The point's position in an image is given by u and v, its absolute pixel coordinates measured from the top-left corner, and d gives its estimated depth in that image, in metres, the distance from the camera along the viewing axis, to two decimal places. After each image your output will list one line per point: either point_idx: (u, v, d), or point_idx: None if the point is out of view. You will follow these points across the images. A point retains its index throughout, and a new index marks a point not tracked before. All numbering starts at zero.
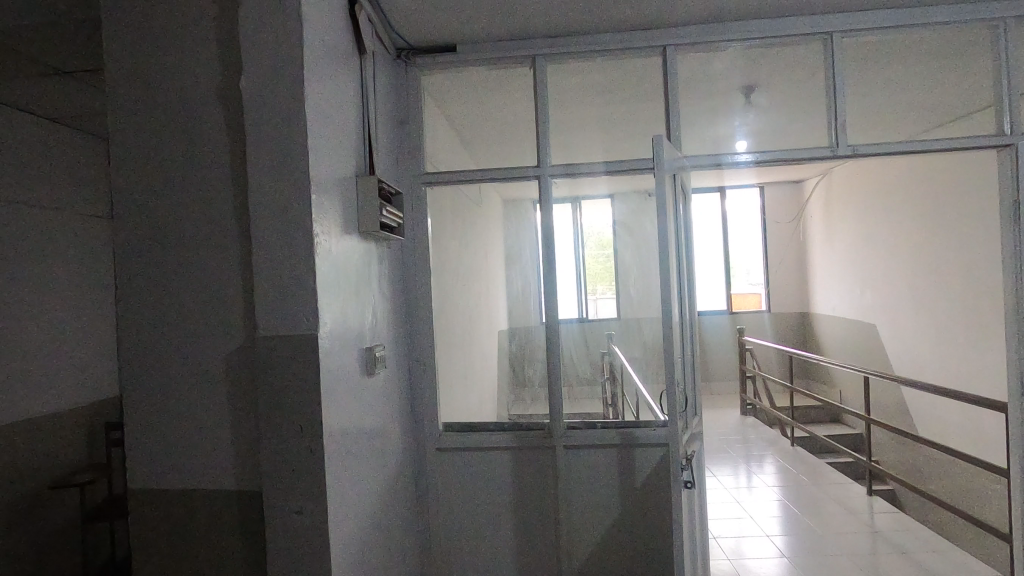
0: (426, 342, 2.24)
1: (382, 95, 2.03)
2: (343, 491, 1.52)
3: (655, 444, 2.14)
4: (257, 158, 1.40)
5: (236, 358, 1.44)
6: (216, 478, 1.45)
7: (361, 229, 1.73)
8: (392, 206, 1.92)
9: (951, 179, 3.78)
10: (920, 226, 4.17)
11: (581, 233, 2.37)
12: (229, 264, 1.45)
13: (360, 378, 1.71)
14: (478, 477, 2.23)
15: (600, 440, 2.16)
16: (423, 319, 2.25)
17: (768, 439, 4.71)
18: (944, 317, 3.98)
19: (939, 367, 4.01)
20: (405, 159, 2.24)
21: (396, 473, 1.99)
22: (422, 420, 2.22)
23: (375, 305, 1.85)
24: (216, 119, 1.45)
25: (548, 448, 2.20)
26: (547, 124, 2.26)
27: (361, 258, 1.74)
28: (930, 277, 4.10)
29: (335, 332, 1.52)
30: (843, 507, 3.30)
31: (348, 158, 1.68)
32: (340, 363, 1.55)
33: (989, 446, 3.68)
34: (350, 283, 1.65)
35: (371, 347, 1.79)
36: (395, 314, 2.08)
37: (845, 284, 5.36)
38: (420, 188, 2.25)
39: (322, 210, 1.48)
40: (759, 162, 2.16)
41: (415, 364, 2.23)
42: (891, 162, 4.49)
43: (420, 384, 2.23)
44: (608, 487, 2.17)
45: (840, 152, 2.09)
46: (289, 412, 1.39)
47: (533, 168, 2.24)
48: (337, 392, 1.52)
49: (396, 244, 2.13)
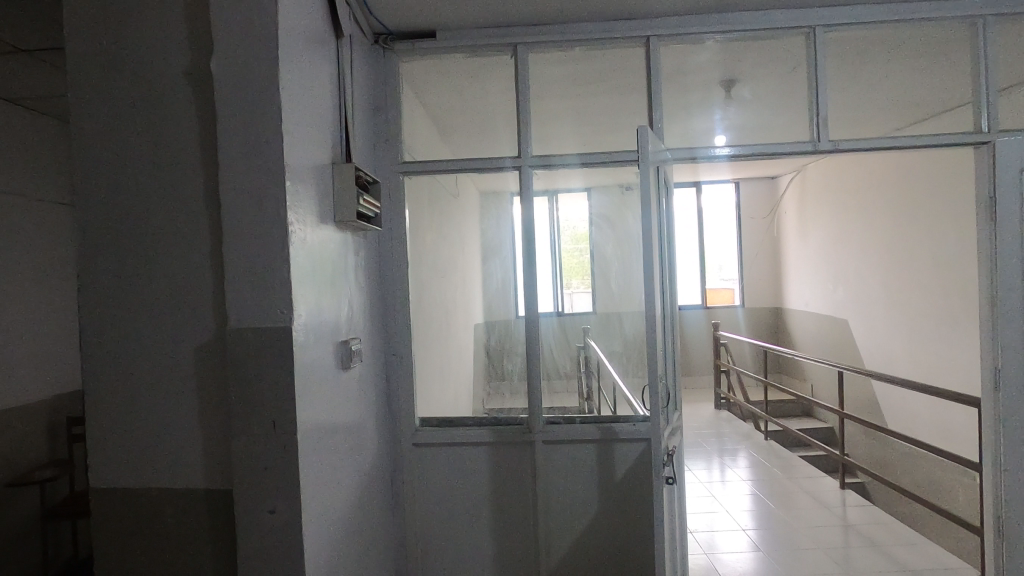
0: (404, 335, 2.19)
1: (359, 81, 1.97)
2: (318, 489, 1.47)
3: (634, 439, 2.13)
4: (229, 143, 1.34)
5: (205, 353, 1.38)
6: (184, 477, 1.39)
7: (337, 219, 1.68)
8: (369, 196, 1.87)
9: (924, 177, 3.83)
10: (893, 223, 4.22)
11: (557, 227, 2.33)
12: (198, 254, 1.38)
13: (336, 373, 1.66)
14: (456, 473, 2.19)
15: (579, 435, 2.14)
16: (400, 312, 2.20)
17: (742, 433, 4.75)
18: (915, 312, 4.05)
19: (910, 362, 4.08)
20: (382, 148, 2.18)
21: (371, 469, 1.95)
22: (399, 415, 2.18)
23: (351, 297, 1.80)
24: (185, 102, 1.39)
25: (526, 443, 2.17)
26: (527, 114, 2.22)
27: (337, 249, 1.69)
28: (901, 273, 4.16)
29: (310, 325, 1.47)
30: (816, 501, 3.34)
31: (324, 146, 1.62)
32: (315, 357, 1.50)
33: (957, 439, 3.76)
34: (326, 275, 1.60)
35: (347, 340, 1.74)
36: (372, 306, 2.03)
37: (817, 280, 5.43)
38: (397, 178, 2.20)
39: (297, 197, 1.42)
40: (739, 156, 2.15)
41: (392, 358, 2.18)
42: (865, 160, 4.54)
43: (397, 378, 2.18)
44: (587, 483, 2.15)
45: (821, 148, 2.10)
46: (261, 408, 1.34)
47: (511, 159, 2.20)
48: (313, 387, 1.48)
49: (373, 236, 2.07)
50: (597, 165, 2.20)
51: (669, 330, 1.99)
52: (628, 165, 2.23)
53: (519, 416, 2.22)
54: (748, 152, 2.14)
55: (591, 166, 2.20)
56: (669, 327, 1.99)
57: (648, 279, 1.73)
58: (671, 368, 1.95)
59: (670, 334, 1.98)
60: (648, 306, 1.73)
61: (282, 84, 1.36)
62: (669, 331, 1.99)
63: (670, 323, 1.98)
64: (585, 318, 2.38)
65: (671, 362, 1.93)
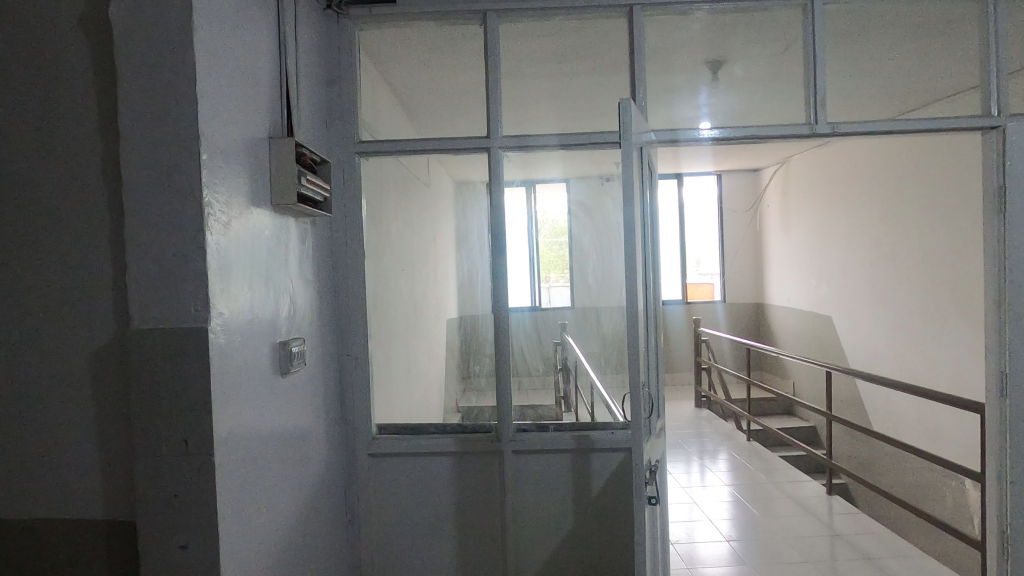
0: (359, 334, 1.98)
1: (307, 46, 1.74)
2: (245, 516, 1.26)
3: (612, 448, 1.94)
4: (133, 107, 1.13)
5: (105, 358, 1.16)
6: (79, 504, 1.16)
7: (274, 202, 1.46)
8: (316, 176, 1.66)
9: (915, 169, 3.68)
10: (881, 217, 4.08)
11: (534, 218, 2.11)
12: (95, 240, 1.16)
13: (270, 380, 1.44)
14: (416, 485, 1.98)
15: (552, 444, 1.95)
16: (356, 308, 1.98)
17: (723, 433, 4.59)
18: (901, 310, 3.92)
19: (896, 360, 3.96)
20: (336, 124, 1.96)
21: (318, 484, 1.73)
22: (354, 421, 1.97)
23: (292, 290, 1.59)
24: (79, 56, 1.16)
25: (494, 452, 1.97)
26: (498, 89, 2.02)
27: (273, 237, 1.46)
28: (889, 269, 4.02)
29: (236, 323, 1.25)
30: (801, 507, 3.18)
31: (258, 115, 1.40)
32: (242, 363, 1.28)
33: (945, 441, 3.63)
34: (257, 266, 1.37)
35: (288, 341, 1.52)
36: (319, 302, 1.81)
37: (800, 276, 5.29)
38: (352, 158, 1.97)
39: (218, 172, 1.20)
40: (729, 139, 1.96)
41: (346, 359, 1.97)
42: (852, 150, 4.39)
43: (352, 382, 1.97)
44: (561, 496, 1.96)
45: (819, 132, 1.91)
46: (170, 424, 1.12)
47: (481, 140, 2.01)
48: (237, 397, 1.25)
49: (322, 222, 1.85)
50: (578, 147, 2.02)
51: (653, 332, 1.79)
52: (608, 147, 2.03)
53: (487, 422, 2.03)
54: (739, 135, 1.95)
55: (571, 147, 2.01)
56: (652, 329, 1.80)
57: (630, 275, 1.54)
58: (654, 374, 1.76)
59: (653, 336, 1.79)
60: (630, 306, 1.54)
61: (198, 36, 1.14)
62: (652, 332, 1.80)
63: (654, 323, 1.79)
64: (563, 313, 2.08)
65: (655, 368, 1.74)
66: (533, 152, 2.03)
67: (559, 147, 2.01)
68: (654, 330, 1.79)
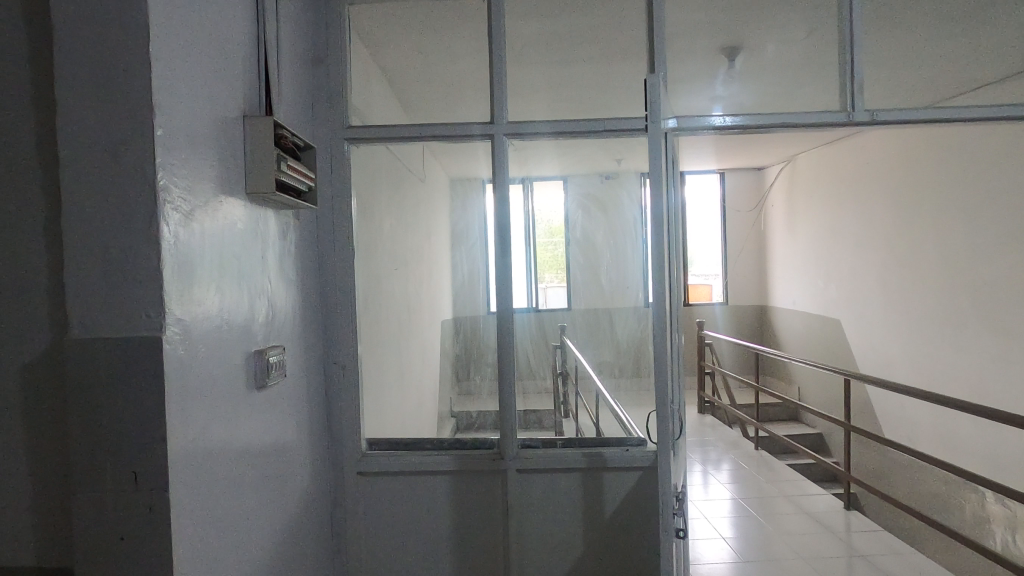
0: (348, 340, 1.78)
1: (290, 18, 1.55)
2: (211, 556, 1.07)
3: (627, 467, 1.76)
4: (74, 72, 0.94)
5: (39, 376, 0.97)
6: (7, 547, 0.98)
7: (249, 191, 1.27)
8: (297, 163, 1.46)
9: (933, 167, 3.53)
10: (895, 216, 3.92)
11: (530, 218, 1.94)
12: (28, 234, 0.97)
13: (243, 395, 1.24)
14: (410, 508, 1.79)
15: (560, 462, 1.76)
16: (343, 312, 1.78)
17: (728, 441, 4.42)
18: (917, 314, 3.76)
19: (911, 367, 3.79)
20: (322, 108, 1.76)
21: (300, 509, 1.54)
22: (341, 436, 1.78)
23: (270, 291, 1.40)
24: (10, 14, 0.97)
25: (497, 471, 1.78)
26: (503, 70, 1.82)
27: (246, 230, 1.28)
28: (903, 271, 3.86)
29: (201, 331, 1.07)
30: (817, 521, 3.01)
31: (230, 90, 1.21)
32: (206, 379, 1.08)
33: (963, 451, 3.48)
34: (227, 265, 1.18)
35: (264, 349, 1.33)
36: (301, 304, 1.62)
37: (807, 278, 5.13)
38: (340, 145, 1.77)
39: (178, 153, 1.01)
40: (755, 127, 1.79)
41: (333, 369, 1.77)
42: (864, 146, 4.22)
43: (339, 394, 1.77)
44: (570, 520, 1.77)
45: (856, 120, 1.73)
46: (117, 452, 0.94)
47: (482, 126, 1.81)
48: (201, 418, 1.06)
49: (306, 216, 1.66)
50: (571, 134, 1.80)
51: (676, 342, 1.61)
52: (628, 134, 1.81)
53: (489, 437, 1.84)
54: (768, 123, 1.76)
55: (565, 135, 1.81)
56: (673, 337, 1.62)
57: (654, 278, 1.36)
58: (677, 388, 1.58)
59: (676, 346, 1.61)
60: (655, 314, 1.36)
61: None
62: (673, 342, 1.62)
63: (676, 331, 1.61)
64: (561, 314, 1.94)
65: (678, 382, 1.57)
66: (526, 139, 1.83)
67: (552, 135, 1.81)
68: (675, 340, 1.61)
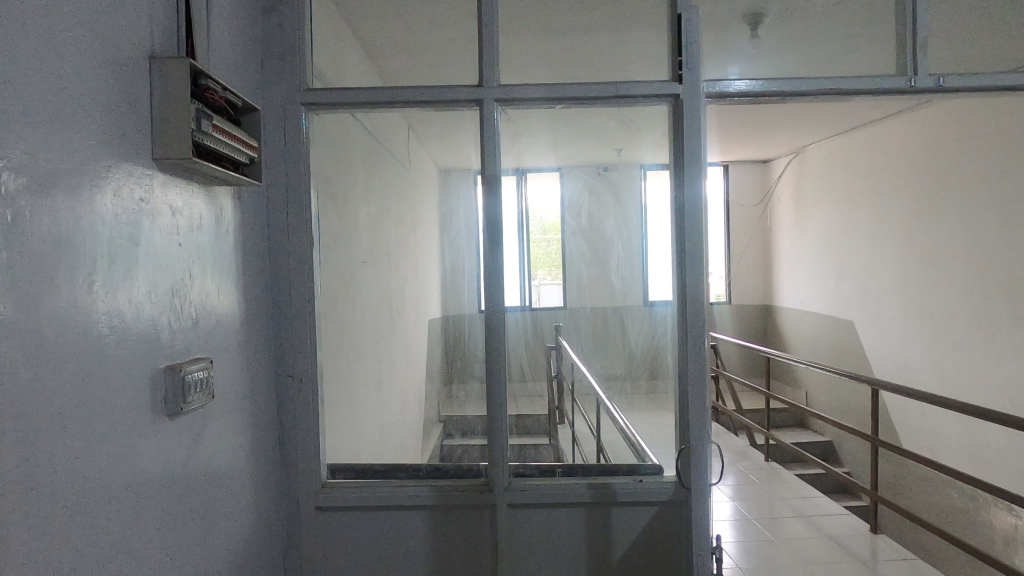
0: (304, 347, 1.47)
1: None
2: None
3: (640, 501, 1.47)
4: None
5: None
6: None
7: (156, 158, 0.97)
8: (230, 124, 1.15)
9: (964, 157, 3.25)
10: (917, 210, 3.65)
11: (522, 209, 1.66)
12: None
13: (143, 428, 0.94)
14: (379, 549, 1.49)
15: (560, 495, 1.47)
16: (300, 313, 1.47)
17: (735, 450, 4.15)
18: (942, 316, 3.48)
19: (934, 372, 3.52)
20: (274, 66, 1.45)
21: (238, 559, 1.24)
22: (295, 462, 1.47)
23: (193, 287, 1.10)
24: None
25: (484, 506, 1.48)
26: (494, 20, 1.50)
27: (153, 206, 0.97)
28: (926, 270, 3.59)
29: (62, 348, 0.77)
30: (839, 541, 2.74)
31: (124, 20, 0.90)
32: (63, 416, 0.77)
33: (994, 466, 3.20)
34: (116, 253, 0.88)
35: (181, 365, 1.03)
36: (243, 305, 1.32)
37: (817, 276, 4.87)
38: (295, 111, 1.46)
39: (14, 90, 0.70)
40: (796, 91, 1.48)
41: (286, 383, 1.47)
42: (884, 136, 3.94)
43: (294, 415, 1.47)
44: (571, 563, 1.48)
45: (920, 86, 1.45)
46: None
47: (468, 89, 1.49)
48: (54, 471, 0.76)
49: (250, 195, 1.35)
50: (571, 100, 1.48)
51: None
52: (642, 102, 1.49)
53: (476, 463, 1.54)
54: (811, 88, 1.47)
55: (562, 102, 1.49)
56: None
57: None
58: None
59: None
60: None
61: None
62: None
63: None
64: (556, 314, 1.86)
65: None
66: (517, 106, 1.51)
67: (546, 102, 1.49)
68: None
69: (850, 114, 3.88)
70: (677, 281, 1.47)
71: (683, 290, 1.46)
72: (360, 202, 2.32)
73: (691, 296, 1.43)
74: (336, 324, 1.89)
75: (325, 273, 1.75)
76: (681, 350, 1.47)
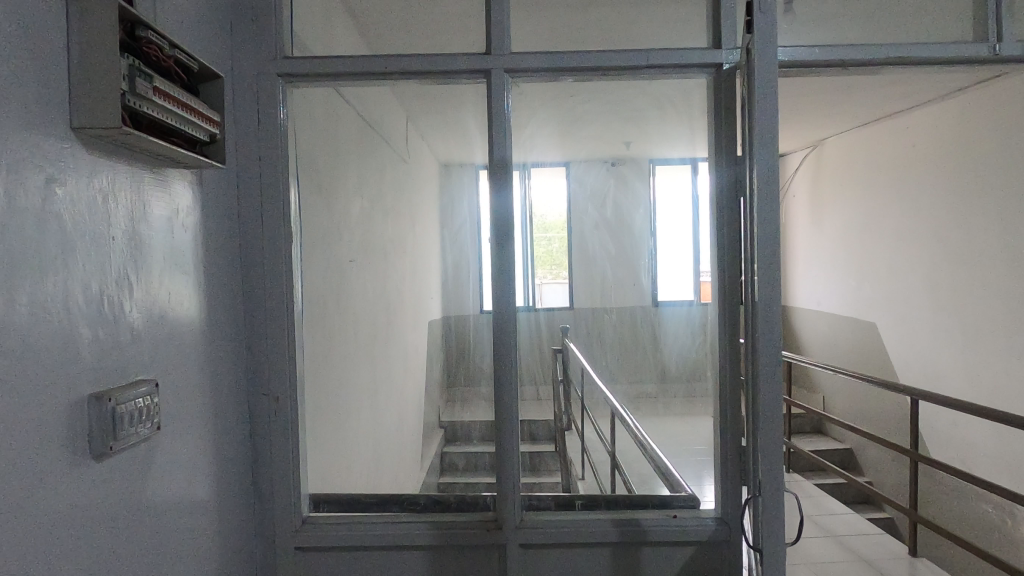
0: (281, 359, 1.25)
1: None
2: None
3: (674, 542, 1.25)
4: None
5: None
6: None
7: (78, 126, 0.75)
8: (186, 92, 0.94)
9: (1001, 149, 3.04)
10: (947, 206, 3.43)
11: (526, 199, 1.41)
12: None
13: (59, 473, 0.72)
14: None
15: (581, 534, 1.25)
16: (277, 321, 1.25)
17: None
18: (975, 317, 3.27)
19: (967, 378, 3.31)
20: (244, 30, 1.23)
21: None
22: (271, 495, 1.26)
23: (134, 291, 0.88)
24: None
25: (493, 546, 1.27)
26: None
27: (74, 187, 0.76)
28: (958, 267, 3.38)
29: None
30: (871, 562, 2.53)
31: None
32: None
33: None
34: (12, 247, 0.66)
35: (115, 391, 0.81)
36: (206, 311, 1.10)
37: (836, 275, 4.66)
38: (270, 83, 1.24)
39: None
40: (858, 61, 1.27)
41: (261, 403, 1.25)
42: (910, 128, 3.72)
43: (270, 441, 1.26)
44: None
45: (1004, 54, 1.24)
46: None
47: (474, 57, 1.27)
48: None
49: (215, 182, 1.14)
50: (593, 72, 1.27)
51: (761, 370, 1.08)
52: (677, 74, 1.27)
53: (482, 494, 1.33)
54: (875, 56, 1.26)
55: (583, 74, 1.27)
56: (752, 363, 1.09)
57: (761, 282, 0.81)
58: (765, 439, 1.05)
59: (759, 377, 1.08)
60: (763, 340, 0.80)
61: None
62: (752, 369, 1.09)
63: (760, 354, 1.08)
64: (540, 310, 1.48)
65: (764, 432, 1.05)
66: (530, 79, 1.30)
67: (565, 73, 1.27)
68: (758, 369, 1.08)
69: (875, 106, 3.68)
70: (719, 282, 1.26)
71: (728, 291, 1.25)
72: (353, 196, 2.11)
73: (734, 298, 1.24)
74: (322, 332, 1.67)
75: (309, 274, 1.53)
76: (726, 363, 1.25)
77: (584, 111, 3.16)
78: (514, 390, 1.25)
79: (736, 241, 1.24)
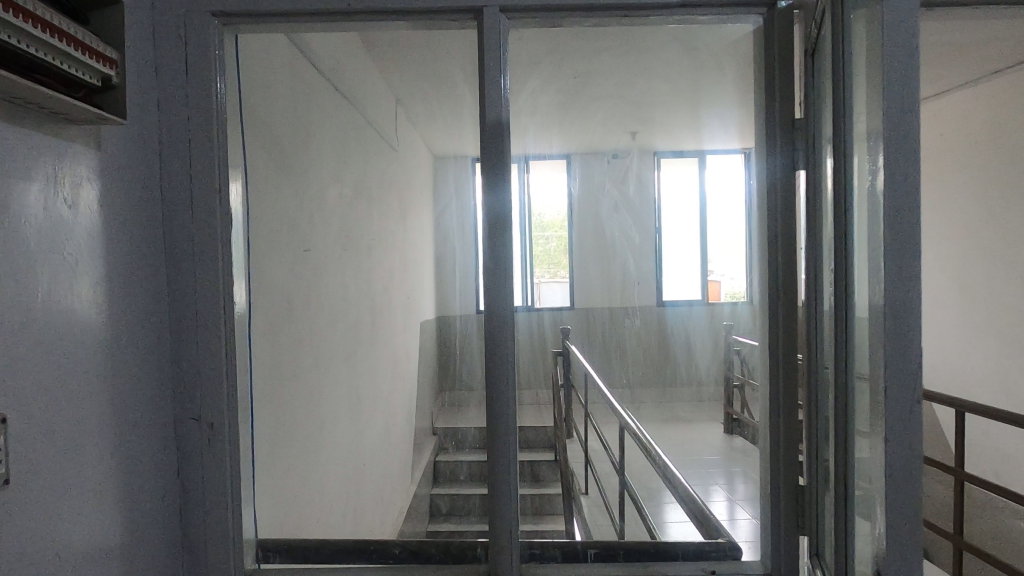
0: (214, 375, 0.98)
1: None
2: None
3: None
4: None
5: None
6: None
7: None
8: (59, 14, 0.68)
9: None
10: (984, 199, 3.17)
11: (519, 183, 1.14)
12: None
13: None
14: None
15: None
16: (209, 326, 0.98)
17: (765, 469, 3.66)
18: (1014, 319, 3.01)
19: (1004, 386, 3.05)
20: None
21: None
22: (202, 546, 0.99)
23: None
24: None
25: None
26: None
27: None
28: (994, 265, 3.12)
29: None
30: None
31: None
32: None
33: None
34: None
35: None
36: (108, 310, 0.83)
37: None
38: (201, 25, 0.97)
39: None
40: None
41: (191, 431, 0.98)
42: (939, 115, 3.46)
43: (203, 480, 0.99)
44: None
45: None
46: None
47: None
48: None
49: (125, 146, 0.87)
50: (612, 17, 1.00)
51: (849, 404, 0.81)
52: (718, 17, 1.00)
53: (472, 543, 1.07)
54: None
55: (600, 19, 1.00)
56: (838, 394, 0.82)
57: None
58: (853, 496, 0.80)
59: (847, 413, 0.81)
60: None
61: None
62: (838, 401, 0.83)
63: (849, 383, 0.81)
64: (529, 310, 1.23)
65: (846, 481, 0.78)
66: (531, 25, 1.02)
67: (576, 19, 1.00)
68: (848, 402, 0.81)
69: None
70: (769, 282, 0.99)
71: (781, 293, 0.98)
72: (329, 183, 1.85)
73: (790, 305, 0.97)
74: (281, 342, 1.41)
75: (261, 273, 1.27)
76: (779, 381, 0.98)
77: (583, 81, 2.87)
78: (514, 425, 0.98)
79: (792, 228, 0.97)
